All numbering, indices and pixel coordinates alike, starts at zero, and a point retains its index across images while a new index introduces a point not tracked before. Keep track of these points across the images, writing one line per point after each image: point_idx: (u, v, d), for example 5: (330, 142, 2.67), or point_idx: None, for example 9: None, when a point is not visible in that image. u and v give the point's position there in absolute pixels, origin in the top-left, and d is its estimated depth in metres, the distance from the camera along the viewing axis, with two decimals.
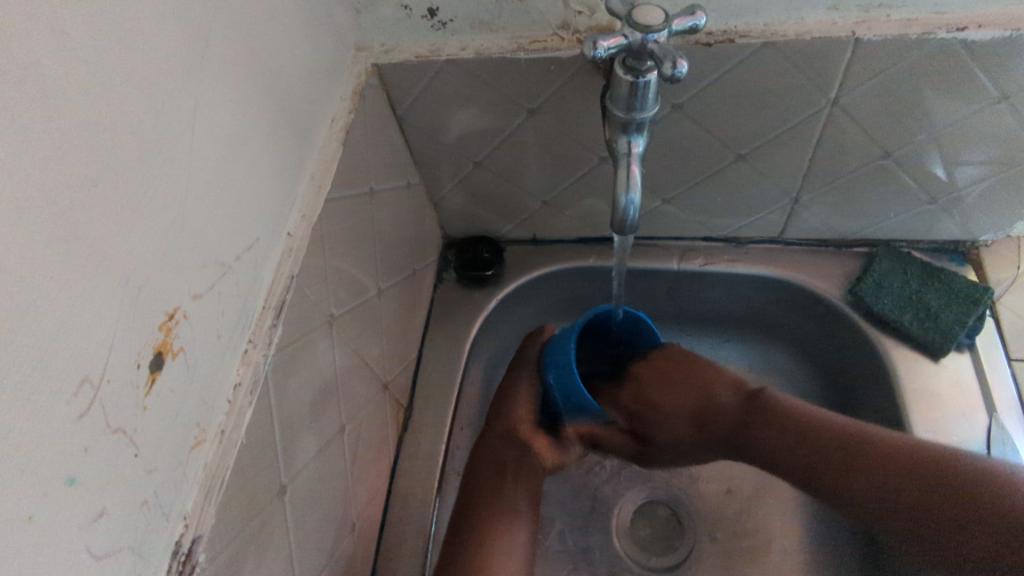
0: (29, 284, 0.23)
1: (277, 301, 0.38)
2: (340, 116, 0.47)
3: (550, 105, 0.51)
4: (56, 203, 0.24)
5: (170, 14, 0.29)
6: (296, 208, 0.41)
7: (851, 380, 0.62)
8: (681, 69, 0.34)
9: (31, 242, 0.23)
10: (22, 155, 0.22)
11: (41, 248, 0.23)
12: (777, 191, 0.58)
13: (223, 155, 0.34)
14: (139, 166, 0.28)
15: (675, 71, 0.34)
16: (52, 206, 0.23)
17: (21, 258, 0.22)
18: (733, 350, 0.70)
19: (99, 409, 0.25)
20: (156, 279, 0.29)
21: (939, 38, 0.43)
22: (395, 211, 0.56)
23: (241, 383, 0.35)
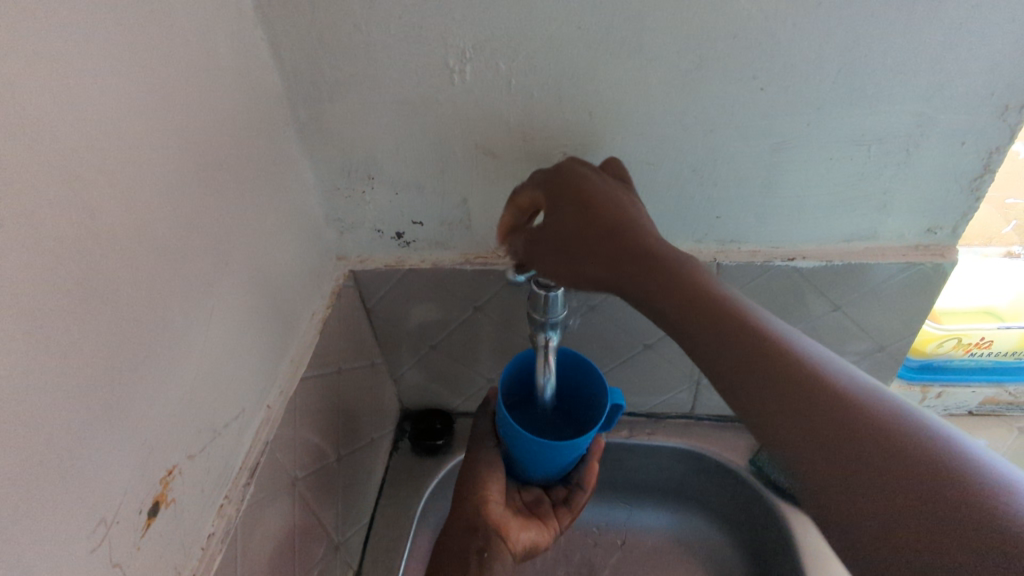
0: (87, 443, 0.31)
1: (252, 462, 0.46)
2: (319, 309, 0.58)
3: (491, 303, 0.64)
4: (113, 383, 0.33)
5: (202, 247, 0.41)
6: (276, 385, 0.51)
7: (762, 544, 0.69)
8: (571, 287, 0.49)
9: (92, 413, 0.31)
10: (103, 352, 0.32)
11: (97, 418, 0.32)
12: (681, 374, 0.69)
13: (227, 342, 0.44)
14: (166, 355, 0.37)
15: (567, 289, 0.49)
16: (110, 385, 0.33)
17: (84, 424, 0.31)
18: (665, 515, 0.75)
19: (107, 545, 0.32)
20: (164, 443, 0.37)
21: (777, 265, 0.58)
22: (359, 385, 0.65)
23: (214, 532, 0.41)
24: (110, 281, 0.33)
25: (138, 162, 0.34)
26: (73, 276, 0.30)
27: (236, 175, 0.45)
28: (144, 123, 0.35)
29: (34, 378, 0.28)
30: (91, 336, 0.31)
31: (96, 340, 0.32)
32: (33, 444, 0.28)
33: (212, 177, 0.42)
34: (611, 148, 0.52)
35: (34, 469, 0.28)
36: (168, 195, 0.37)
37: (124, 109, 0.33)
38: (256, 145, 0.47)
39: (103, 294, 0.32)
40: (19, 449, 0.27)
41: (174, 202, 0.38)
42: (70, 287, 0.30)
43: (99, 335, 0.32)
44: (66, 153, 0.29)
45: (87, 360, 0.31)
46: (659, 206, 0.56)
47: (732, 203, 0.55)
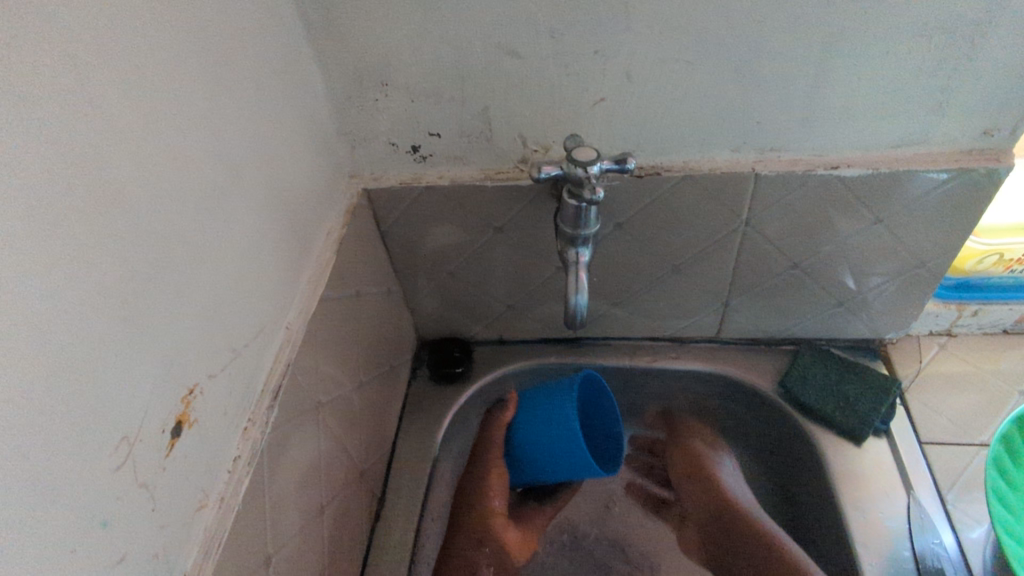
0: (96, 354, 0.28)
1: (274, 384, 0.43)
2: (334, 229, 0.55)
3: (513, 223, 0.60)
4: (120, 293, 0.30)
5: (208, 151, 0.37)
6: (294, 306, 0.48)
7: (787, 463, 0.68)
8: (600, 195, 0.45)
9: (98, 322, 0.28)
10: (104, 256, 0.29)
11: (109, 328, 0.29)
12: (709, 296, 0.67)
13: (242, 258, 0.41)
14: (178, 267, 0.34)
15: (594, 196, 0.45)
16: (117, 294, 0.30)
17: (91, 333, 0.28)
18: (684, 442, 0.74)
19: (130, 464, 0.30)
20: (183, 361, 0.34)
21: (820, 174, 0.54)
22: (377, 311, 0.63)
23: (240, 455, 0.40)
24: (110, 176, 0.29)
25: (129, 45, 0.30)
26: (65, 165, 0.27)
27: (240, 74, 0.41)
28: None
29: (34, 279, 0.25)
30: (92, 235, 0.28)
31: (94, 242, 0.28)
32: (38, 352, 0.25)
33: (213, 73, 0.38)
34: (647, 44, 0.47)
35: (43, 376, 0.25)
36: (165, 87, 0.33)
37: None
38: (259, 41, 0.43)
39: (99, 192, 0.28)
40: (23, 355, 0.24)
41: (172, 97, 0.34)
42: (64, 179, 0.27)
43: (102, 235, 0.29)
44: (39, 20, 0.25)
45: (87, 264, 0.28)
46: (696, 111, 0.52)
47: (776, 106, 0.51)
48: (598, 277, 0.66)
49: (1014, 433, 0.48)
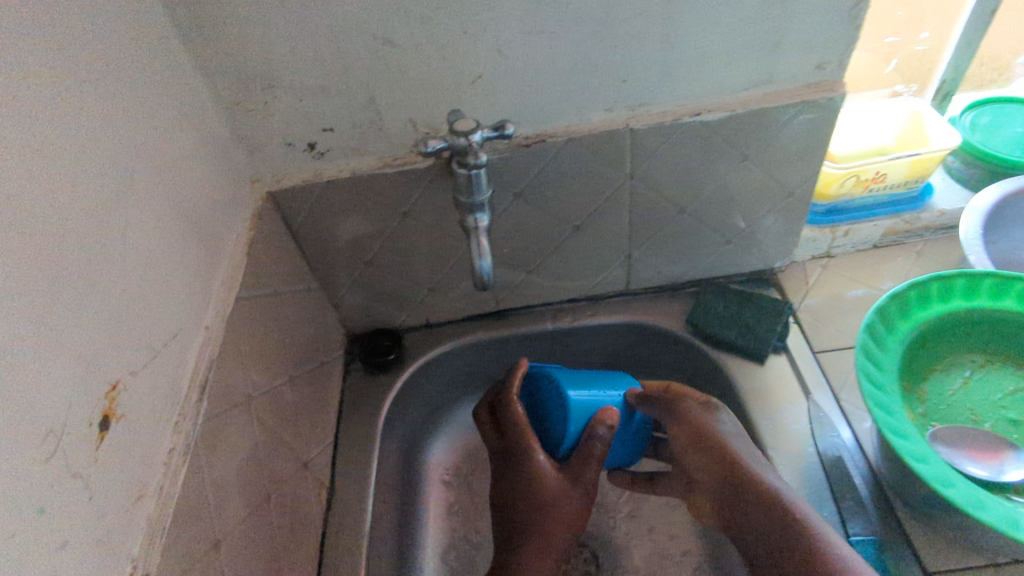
0: (11, 354, 0.30)
1: (200, 380, 0.45)
2: (242, 232, 0.56)
3: (417, 206, 0.64)
4: (27, 295, 0.31)
5: (100, 160, 0.39)
6: (211, 306, 0.50)
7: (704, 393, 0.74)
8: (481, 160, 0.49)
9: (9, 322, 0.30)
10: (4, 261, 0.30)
11: (22, 326, 0.31)
12: (612, 251, 0.72)
13: (149, 262, 0.42)
14: (83, 270, 0.36)
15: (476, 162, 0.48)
16: (24, 297, 0.31)
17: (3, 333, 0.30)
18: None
19: (61, 456, 0.32)
20: (101, 359, 0.36)
21: (686, 122, 0.59)
22: (299, 309, 0.64)
23: (174, 447, 0.41)
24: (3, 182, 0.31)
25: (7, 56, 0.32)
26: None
27: (125, 86, 0.42)
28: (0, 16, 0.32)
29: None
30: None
31: None
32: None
33: (98, 84, 0.39)
34: (511, 20, 0.52)
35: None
36: (50, 98, 0.35)
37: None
38: (139, 53, 0.44)
39: None
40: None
41: (56, 108, 0.35)
42: None
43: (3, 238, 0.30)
44: None
45: None
46: (567, 77, 0.56)
47: (636, 64, 0.56)
48: (508, 248, 0.70)
49: (874, 322, 0.55)
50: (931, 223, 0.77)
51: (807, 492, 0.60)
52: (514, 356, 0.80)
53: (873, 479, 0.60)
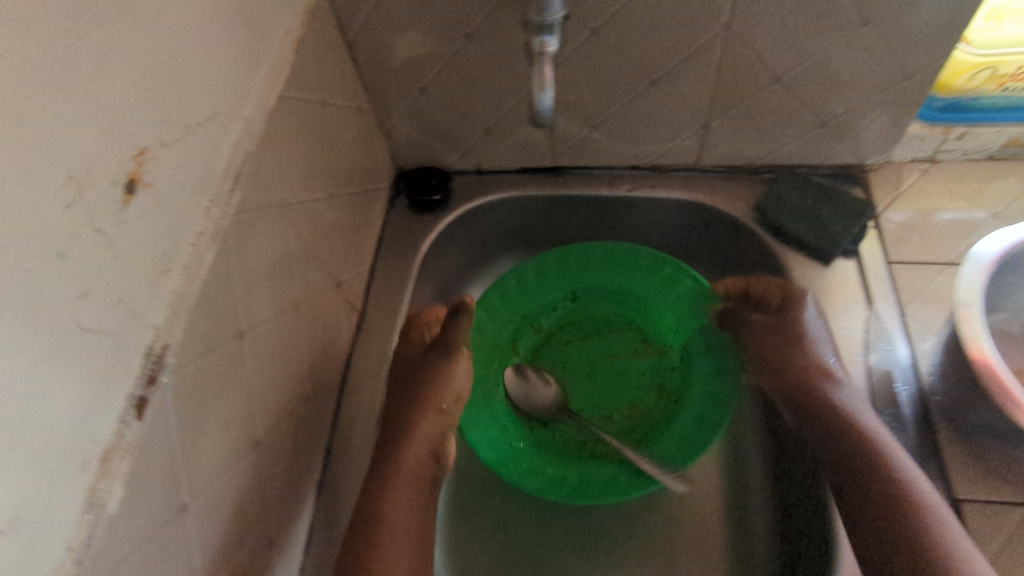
0: (30, 99, 0.27)
1: (235, 171, 0.43)
2: (293, 28, 0.51)
3: (483, 30, 0.57)
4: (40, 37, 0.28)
5: None
6: (252, 98, 0.46)
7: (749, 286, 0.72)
8: None
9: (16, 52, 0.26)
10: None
11: (49, 76, 0.28)
12: (689, 117, 0.65)
13: (187, 28, 0.38)
14: (105, 33, 0.31)
15: None
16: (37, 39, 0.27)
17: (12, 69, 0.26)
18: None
19: (83, 205, 0.31)
20: (128, 123, 0.34)
21: None
22: (346, 128, 0.61)
23: (204, 232, 0.40)
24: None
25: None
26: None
27: None
28: None
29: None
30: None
31: None
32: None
33: None
34: None
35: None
36: None
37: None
38: None
39: None
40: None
41: None
42: None
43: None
44: None
45: None
46: None
47: None
48: (575, 95, 0.64)
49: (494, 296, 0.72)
50: None
51: (846, 397, 0.58)
52: (562, 218, 0.76)
53: (921, 404, 0.58)
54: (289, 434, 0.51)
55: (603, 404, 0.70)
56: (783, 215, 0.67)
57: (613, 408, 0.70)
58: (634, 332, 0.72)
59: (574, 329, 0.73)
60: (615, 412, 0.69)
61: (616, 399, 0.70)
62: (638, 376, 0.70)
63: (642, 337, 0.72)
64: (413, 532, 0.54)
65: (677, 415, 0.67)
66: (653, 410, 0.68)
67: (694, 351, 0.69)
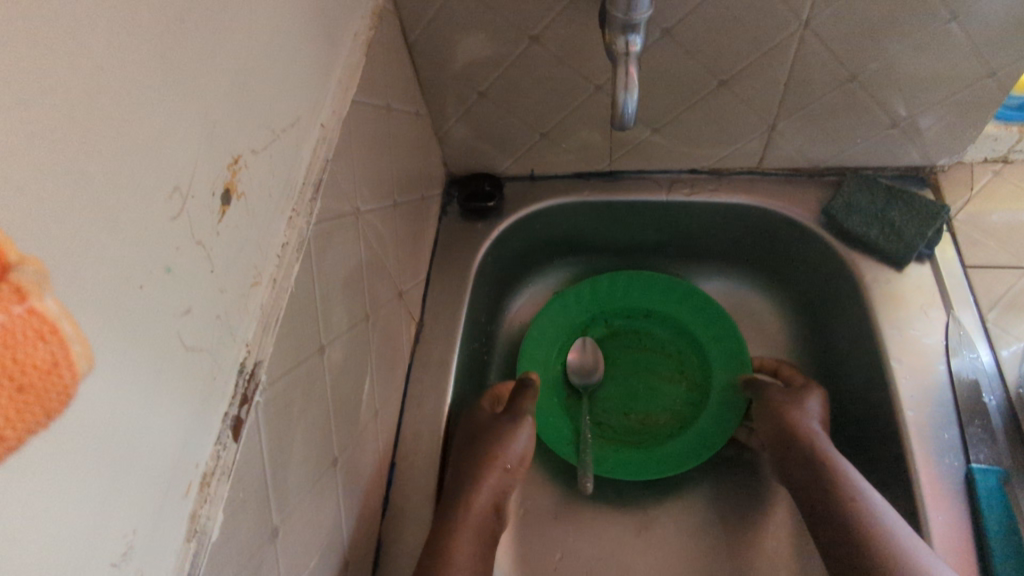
0: (140, 102, 0.26)
1: (315, 179, 0.42)
2: (362, 31, 0.50)
3: (551, 30, 0.56)
4: (148, 37, 0.26)
5: None
6: (327, 102, 0.45)
7: (812, 292, 0.71)
8: None
9: (124, 54, 0.25)
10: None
11: (153, 79, 0.27)
12: (755, 118, 0.63)
13: (275, 30, 0.37)
14: (201, 35, 0.30)
15: None
16: (144, 39, 0.26)
17: (121, 72, 0.25)
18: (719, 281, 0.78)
19: (186, 215, 0.29)
20: (223, 129, 0.32)
21: None
22: (408, 133, 0.60)
23: (289, 242, 0.39)
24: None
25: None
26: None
27: None
28: None
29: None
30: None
31: None
32: (71, 81, 0.22)
33: None
34: None
35: (79, 106, 0.23)
36: None
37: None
38: None
39: None
40: (68, 101, 0.22)
41: None
42: None
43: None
44: None
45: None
46: None
47: None
48: (639, 97, 0.62)
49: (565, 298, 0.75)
50: None
51: (929, 414, 0.56)
52: (618, 223, 0.75)
53: (1011, 414, 0.55)
54: (360, 451, 0.50)
55: (624, 405, 0.71)
56: (852, 220, 0.65)
57: (634, 406, 0.71)
58: (671, 348, 0.74)
59: (624, 338, 0.75)
60: (632, 412, 0.71)
61: (642, 402, 0.71)
62: (664, 388, 0.72)
63: (678, 355, 0.73)
64: (483, 542, 0.51)
65: (687, 422, 0.69)
66: (670, 415, 0.70)
67: (715, 362, 0.71)
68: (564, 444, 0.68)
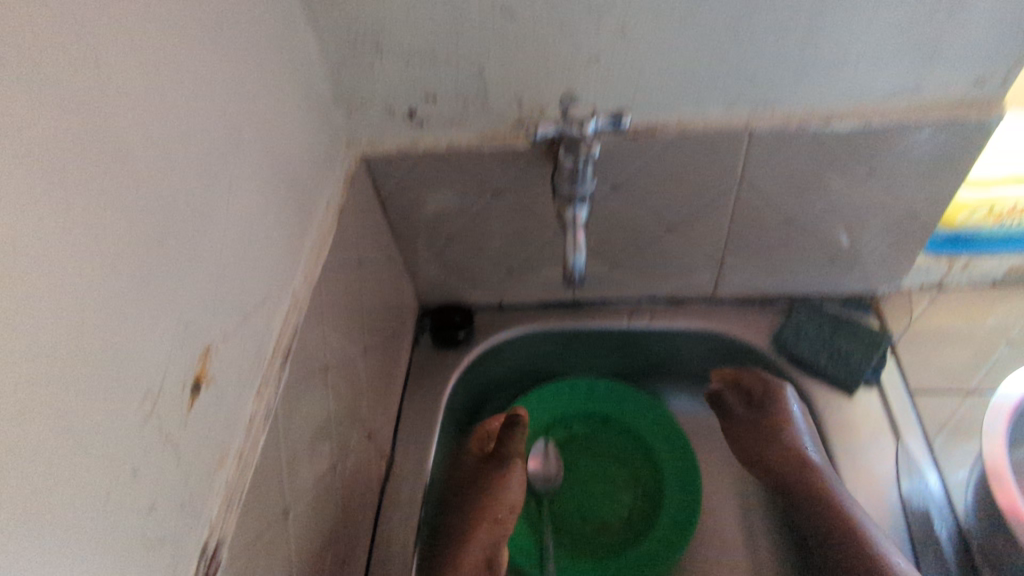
0: (122, 324, 0.29)
1: (285, 346, 0.45)
2: (334, 197, 0.55)
3: (512, 186, 0.61)
4: (133, 264, 0.30)
5: (217, 114, 0.37)
6: (299, 269, 0.49)
7: None
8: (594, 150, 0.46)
9: (109, 287, 0.28)
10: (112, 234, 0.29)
11: (136, 297, 0.30)
12: (705, 254, 0.68)
13: (251, 220, 0.41)
14: (181, 247, 0.34)
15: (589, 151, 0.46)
16: (129, 267, 0.30)
17: (106, 303, 0.28)
18: (685, 400, 0.80)
19: (157, 415, 0.32)
20: (198, 324, 0.35)
21: (812, 128, 0.55)
22: (379, 277, 0.64)
23: (255, 413, 0.41)
24: (69, 128, 0.26)
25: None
26: (15, 101, 0.24)
27: (239, 35, 0.40)
28: None
29: (11, 248, 0.23)
30: (101, 211, 0.28)
31: (104, 217, 0.28)
32: (58, 325, 0.25)
33: (216, 40, 0.38)
34: None
35: (58, 351, 0.25)
36: (167, 46, 0.33)
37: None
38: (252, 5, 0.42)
39: (103, 163, 0.28)
40: (51, 346, 0.25)
41: (179, 60, 0.34)
42: (80, 158, 0.27)
43: (76, 184, 0.27)
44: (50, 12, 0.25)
45: (89, 243, 0.27)
46: (692, 64, 0.52)
47: (767, 61, 0.51)
48: (595, 239, 0.67)
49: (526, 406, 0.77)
50: None
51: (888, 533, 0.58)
52: (584, 348, 0.78)
53: (963, 544, 0.56)
54: None
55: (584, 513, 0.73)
56: (806, 347, 0.69)
57: (589, 513, 0.73)
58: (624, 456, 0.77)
59: (577, 444, 0.78)
60: (589, 520, 0.73)
61: (597, 509, 0.73)
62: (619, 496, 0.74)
63: (631, 462, 0.76)
64: None
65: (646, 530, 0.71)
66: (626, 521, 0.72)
67: (669, 470, 0.74)
68: (521, 552, 0.69)
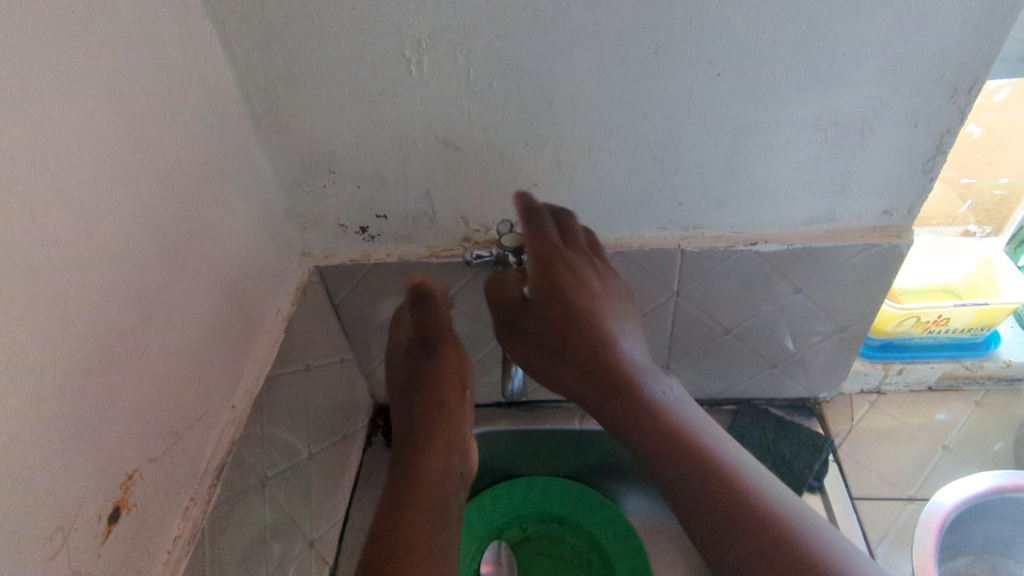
0: (42, 468, 0.30)
1: (218, 463, 0.45)
2: (284, 307, 0.57)
3: (461, 295, 0.64)
4: (61, 408, 0.31)
5: (162, 250, 0.40)
6: (242, 383, 0.50)
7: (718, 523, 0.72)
8: None
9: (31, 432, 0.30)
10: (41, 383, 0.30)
11: (60, 438, 0.31)
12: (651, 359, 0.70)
13: (191, 343, 0.43)
14: (114, 382, 0.35)
15: None
16: (56, 411, 0.31)
17: (26, 449, 0.29)
18: (638, 501, 0.79)
19: (66, 552, 0.32)
20: (124, 453, 0.36)
21: (740, 249, 0.58)
22: (330, 381, 0.65)
23: (180, 535, 0.41)
24: (3, 287, 0.28)
25: (73, 145, 0.33)
26: None
27: (191, 171, 0.44)
28: (84, 148, 0.33)
29: None
30: (32, 363, 0.30)
31: (35, 367, 0.30)
32: None
33: (165, 181, 0.41)
34: (575, 133, 0.51)
35: None
36: (116, 197, 0.36)
37: (57, 99, 0.32)
38: (206, 142, 0.45)
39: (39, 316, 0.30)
40: None
41: (126, 206, 0.37)
42: (13, 315, 0.29)
43: (5, 339, 0.28)
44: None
45: (16, 395, 0.29)
46: (623, 192, 0.56)
47: (691, 189, 0.55)
48: None
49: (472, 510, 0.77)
50: (994, 372, 0.73)
51: None
52: (538, 447, 0.78)
53: None
54: None
55: None
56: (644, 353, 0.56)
57: None
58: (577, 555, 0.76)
59: (530, 544, 0.77)
60: None
61: None
62: None
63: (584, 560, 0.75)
64: None
65: None
66: None
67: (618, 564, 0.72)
68: None
